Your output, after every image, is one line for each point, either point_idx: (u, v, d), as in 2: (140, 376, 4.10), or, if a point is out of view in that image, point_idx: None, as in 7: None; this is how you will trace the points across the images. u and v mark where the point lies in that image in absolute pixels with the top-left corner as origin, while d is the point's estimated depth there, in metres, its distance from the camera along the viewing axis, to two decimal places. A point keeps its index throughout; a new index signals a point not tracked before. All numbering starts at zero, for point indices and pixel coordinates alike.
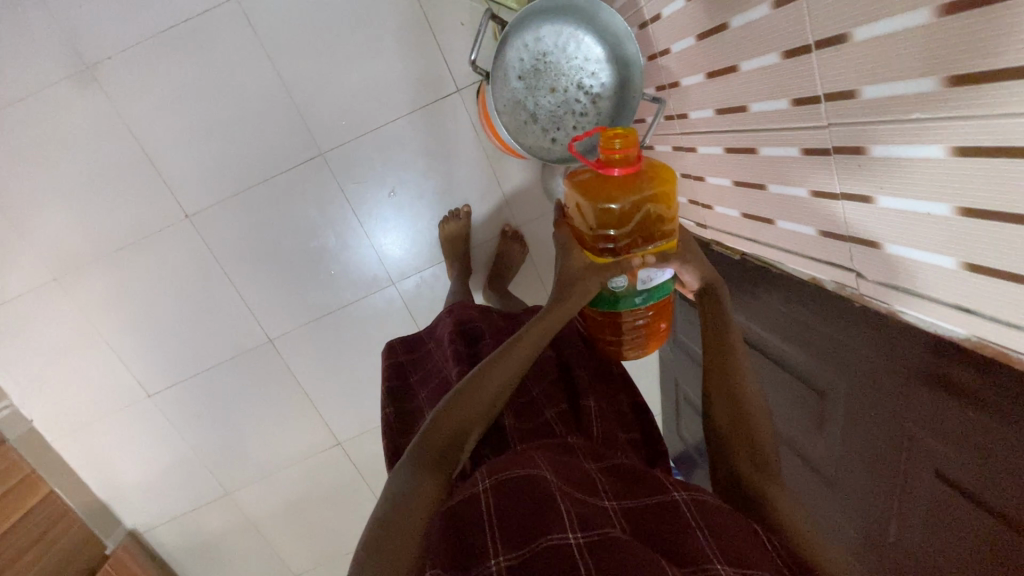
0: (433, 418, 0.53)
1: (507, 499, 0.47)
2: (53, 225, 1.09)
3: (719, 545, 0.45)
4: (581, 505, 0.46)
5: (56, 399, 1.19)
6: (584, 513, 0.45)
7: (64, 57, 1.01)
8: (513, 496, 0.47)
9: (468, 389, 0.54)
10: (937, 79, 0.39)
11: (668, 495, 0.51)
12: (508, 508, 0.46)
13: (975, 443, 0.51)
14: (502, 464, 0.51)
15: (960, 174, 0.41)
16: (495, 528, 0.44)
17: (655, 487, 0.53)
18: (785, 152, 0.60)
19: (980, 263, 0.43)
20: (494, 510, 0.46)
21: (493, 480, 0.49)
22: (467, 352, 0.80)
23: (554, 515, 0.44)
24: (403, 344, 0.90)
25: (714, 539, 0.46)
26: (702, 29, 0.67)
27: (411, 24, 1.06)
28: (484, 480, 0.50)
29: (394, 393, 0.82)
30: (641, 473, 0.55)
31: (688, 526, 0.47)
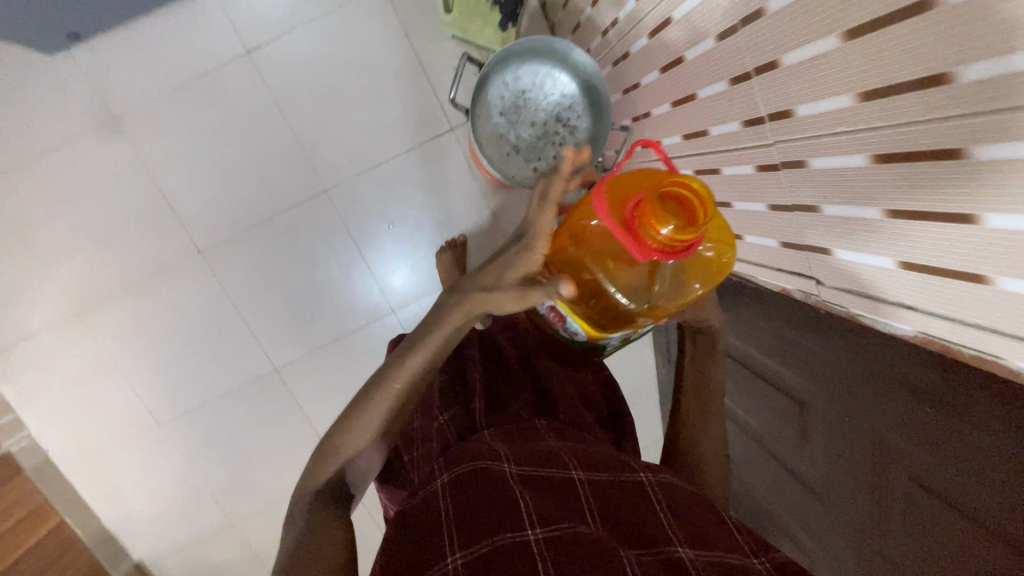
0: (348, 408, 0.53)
1: (467, 492, 0.49)
2: (76, 262, 1.17)
3: (682, 529, 0.51)
4: (541, 499, 0.48)
5: (72, 429, 1.24)
6: (545, 509, 0.47)
7: (94, 110, 1.11)
8: (471, 493, 0.49)
9: (383, 386, 0.52)
10: (852, 96, 0.44)
11: (634, 476, 0.55)
12: (468, 502, 0.48)
13: (939, 442, 0.52)
14: (459, 459, 0.53)
15: (882, 179, 0.45)
16: (454, 523, 0.47)
17: (622, 470, 0.56)
18: (742, 170, 0.64)
19: (912, 261, 0.46)
20: (453, 506, 0.48)
21: (448, 475, 0.52)
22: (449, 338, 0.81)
23: (514, 510, 0.46)
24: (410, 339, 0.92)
25: (677, 521, 0.51)
26: (663, 64, 0.73)
27: (407, 70, 1.15)
28: (442, 475, 0.52)
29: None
30: (605, 456, 0.58)
31: (654, 510, 0.52)
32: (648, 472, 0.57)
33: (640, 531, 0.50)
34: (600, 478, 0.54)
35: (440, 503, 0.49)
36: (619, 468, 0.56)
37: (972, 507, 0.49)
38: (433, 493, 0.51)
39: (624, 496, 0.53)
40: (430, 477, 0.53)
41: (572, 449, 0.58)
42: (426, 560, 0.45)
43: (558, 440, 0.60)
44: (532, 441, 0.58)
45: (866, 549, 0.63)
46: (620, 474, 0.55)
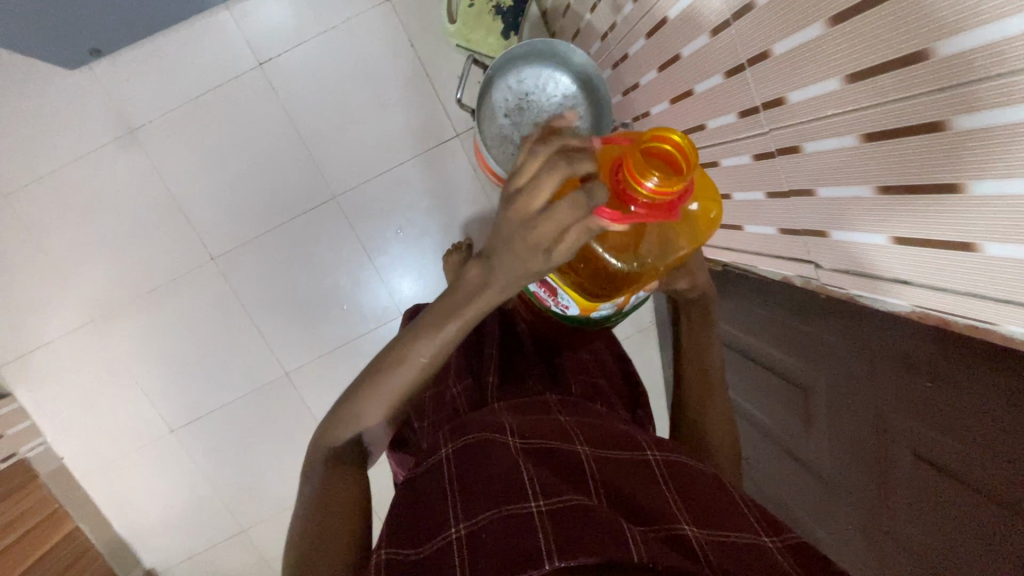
0: (351, 393, 0.52)
1: (471, 463, 0.50)
2: (93, 271, 1.20)
3: (688, 509, 0.50)
4: (546, 474, 0.48)
5: (87, 435, 1.26)
6: (549, 482, 0.47)
7: (112, 123, 1.15)
8: (476, 464, 0.49)
9: (387, 372, 0.49)
10: (840, 79, 0.46)
11: (643, 454, 0.55)
12: (472, 473, 0.49)
13: (940, 414, 0.52)
14: (465, 431, 0.54)
15: (872, 157, 0.47)
16: (457, 496, 0.48)
17: (630, 446, 0.56)
18: (740, 161, 0.67)
19: (906, 236, 0.47)
20: (457, 478, 0.49)
21: (453, 446, 0.53)
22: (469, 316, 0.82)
23: (519, 482, 0.46)
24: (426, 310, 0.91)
25: (683, 500, 0.51)
26: (660, 62, 0.75)
27: (413, 79, 1.19)
28: (447, 445, 0.54)
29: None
30: (614, 432, 0.58)
31: (660, 488, 0.51)
32: (655, 450, 0.56)
33: (645, 509, 0.49)
34: (607, 453, 0.54)
35: (444, 475, 0.50)
36: (627, 444, 0.56)
37: (974, 477, 0.50)
38: (437, 464, 0.52)
39: (631, 471, 0.52)
40: (435, 448, 0.55)
41: (579, 424, 0.58)
42: (431, 533, 0.46)
43: (566, 414, 0.60)
44: (539, 415, 0.58)
45: (874, 527, 0.64)
46: (628, 451, 0.55)
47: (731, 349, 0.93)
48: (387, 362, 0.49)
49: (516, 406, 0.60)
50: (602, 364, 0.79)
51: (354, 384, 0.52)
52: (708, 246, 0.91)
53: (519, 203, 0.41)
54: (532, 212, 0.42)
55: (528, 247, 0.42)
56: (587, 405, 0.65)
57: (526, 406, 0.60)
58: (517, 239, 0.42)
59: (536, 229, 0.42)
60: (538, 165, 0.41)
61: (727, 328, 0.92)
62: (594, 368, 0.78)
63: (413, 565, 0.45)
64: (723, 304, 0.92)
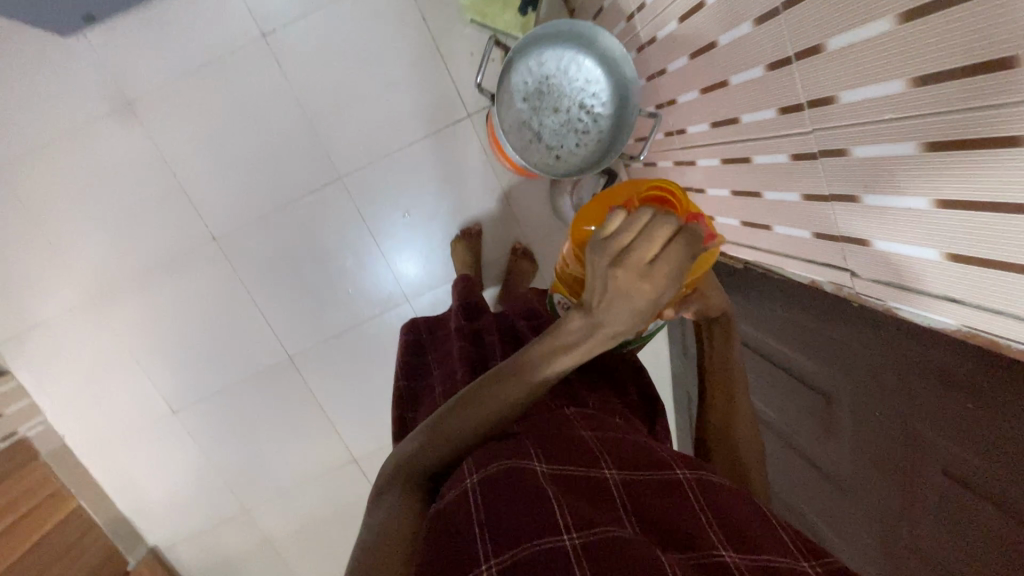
0: (435, 423, 0.54)
1: (497, 491, 0.47)
2: (90, 248, 1.16)
3: (724, 531, 0.49)
4: (576, 500, 0.48)
5: (87, 415, 1.24)
6: (578, 512, 0.46)
7: (107, 94, 1.10)
8: (505, 489, 0.47)
9: (469, 418, 0.53)
10: (904, 81, 0.42)
11: (670, 474, 0.55)
12: (500, 500, 0.46)
13: (978, 437, 0.51)
14: (493, 456, 0.51)
15: (932, 168, 0.43)
16: (484, 527, 0.45)
17: (655, 467, 0.55)
18: (775, 159, 0.63)
19: (965, 254, 0.44)
20: (483, 505, 0.46)
21: (482, 472, 0.50)
22: (471, 329, 0.80)
23: (547, 512, 0.45)
24: (426, 323, 0.88)
25: (716, 519, 0.50)
26: (693, 49, 0.71)
27: (424, 56, 1.13)
28: (472, 475, 0.50)
29: (410, 364, 0.80)
30: (639, 450, 0.58)
31: (692, 507, 0.51)
32: (685, 469, 0.56)
33: (680, 532, 0.49)
34: (636, 476, 0.53)
35: (469, 506, 0.47)
36: (652, 464, 0.56)
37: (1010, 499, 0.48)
38: (462, 492, 0.48)
39: (659, 494, 0.52)
40: (458, 475, 0.51)
41: (605, 446, 0.56)
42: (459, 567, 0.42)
43: (591, 433, 0.58)
44: (562, 431, 0.57)
45: (892, 539, 0.63)
46: (654, 471, 0.55)
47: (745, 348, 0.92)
48: (468, 408, 0.53)
49: (535, 429, 0.57)
50: (608, 374, 0.77)
51: (440, 412, 0.54)
52: (730, 243, 0.88)
53: (627, 265, 0.44)
54: (644, 262, 0.44)
55: (646, 296, 0.45)
56: (606, 421, 0.63)
57: (546, 423, 0.58)
58: (624, 300, 0.45)
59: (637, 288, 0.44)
60: (629, 230, 0.45)
61: (744, 327, 0.90)
62: (603, 375, 0.76)
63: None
64: (743, 303, 0.91)
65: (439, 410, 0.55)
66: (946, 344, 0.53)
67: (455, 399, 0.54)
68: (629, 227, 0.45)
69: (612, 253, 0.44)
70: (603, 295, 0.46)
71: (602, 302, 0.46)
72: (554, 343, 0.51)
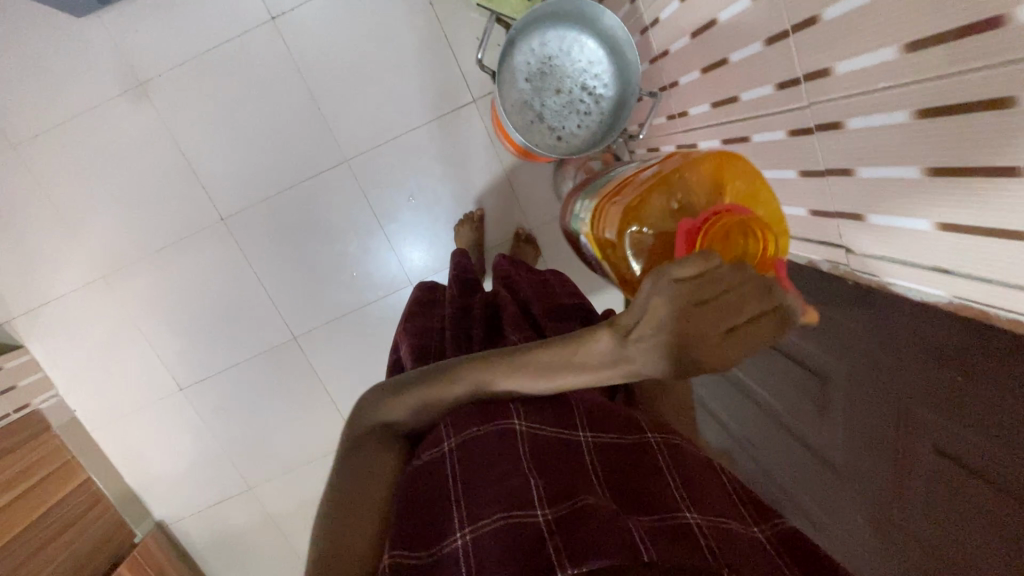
0: (406, 395, 0.54)
1: (475, 461, 0.49)
2: (103, 226, 1.19)
3: (691, 497, 0.50)
4: (549, 467, 0.49)
5: (98, 390, 1.28)
6: (553, 486, 0.47)
7: (121, 74, 1.12)
8: (484, 456, 0.49)
9: (439, 387, 0.54)
10: (898, 47, 0.43)
11: (642, 437, 0.56)
12: (480, 465, 0.49)
13: (975, 416, 0.50)
14: (467, 420, 0.53)
15: (925, 134, 0.43)
16: (464, 501, 0.47)
17: (630, 430, 0.56)
18: (772, 136, 0.63)
19: (954, 223, 0.44)
20: (460, 470, 0.49)
21: (458, 440, 0.51)
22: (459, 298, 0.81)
23: (520, 486, 0.46)
24: (427, 294, 0.90)
25: (684, 484, 0.51)
26: (694, 28, 0.71)
27: (431, 40, 1.14)
28: (449, 439, 0.52)
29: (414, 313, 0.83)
30: (613, 408, 0.58)
31: (662, 473, 0.52)
32: (656, 434, 0.57)
33: (647, 495, 0.50)
34: (609, 440, 0.54)
35: (447, 474, 0.49)
36: (626, 426, 0.57)
37: (1001, 480, 0.48)
38: (438, 454, 0.51)
39: (631, 460, 0.53)
40: (435, 438, 0.53)
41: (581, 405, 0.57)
42: (434, 528, 0.46)
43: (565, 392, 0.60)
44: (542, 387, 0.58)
45: (883, 520, 0.63)
46: (626, 435, 0.55)
47: None
48: (440, 380, 0.54)
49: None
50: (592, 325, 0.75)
51: (410, 384, 0.55)
52: None
53: (687, 321, 0.43)
54: (702, 330, 0.44)
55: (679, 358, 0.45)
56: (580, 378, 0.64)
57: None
58: (669, 345, 0.45)
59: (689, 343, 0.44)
60: (703, 280, 0.44)
61: None
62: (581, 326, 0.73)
63: (421, 566, 0.44)
64: None
65: (406, 380, 0.55)
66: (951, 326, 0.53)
67: (426, 374, 0.55)
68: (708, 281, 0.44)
69: (685, 301, 0.43)
70: (656, 336, 0.45)
71: (647, 340, 0.46)
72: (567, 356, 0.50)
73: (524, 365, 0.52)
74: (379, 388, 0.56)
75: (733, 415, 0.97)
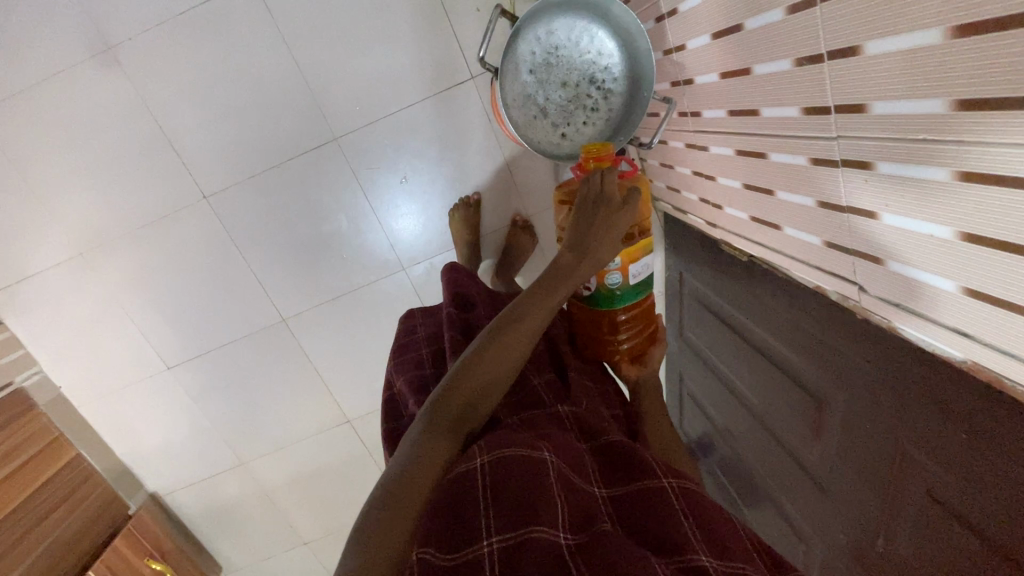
0: (453, 378, 0.60)
1: (502, 475, 0.50)
2: (78, 203, 1.13)
3: (705, 539, 0.50)
4: (573, 499, 0.50)
5: (83, 367, 1.25)
6: (578, 517, 0.49)
7: (86, 37, 1.02)
8: (509, 477, 0.50)
9: (486, 355, 0.61)
10: (947, 101, 0.38)
11: (657, 480, 0.57)
12: (504, 489, 0.49)
13: (971, 466, 0.49)
14: (499, 441, 0.55)
15: (965, 199, 0.40)
16: (490, 508, 0.48)
17: (645, 474, 0.58)
18: (794, 160, 0.59)
19: (983, 291, 0.42)
20: (490, 488, 0.50)
21: (491, 455, 0.53)
22: (459, 317, 0.78)
23: (547, 507, 0.47)
24: (422, 312, 0.87)
25: (699, 526, 0.52)
26: (716, 29, 0.65)
27: (426, 8, 1.04)
28: (482, 454, 0.53)
29: (401, 349, 0.80)
30: (633, 458, 0.61)
31: (675, 514, 0.53)
32: (672, 478, 0.57)
33: (662, 539, 0.51)
34: (622, 490, 0.58)
35: (477, 485, 0.50)
36: (642, 472, 0.58)
37: (982, 525, 0.49)
38: (471, 468, 0.52)
39: (645, 504, 0.55)
40: (467, 455, 0.55)
41: (599, 460, 0.63)
42: (461, 543, 0.46)
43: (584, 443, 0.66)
44: (564, 436, 0.61)
45: (868, 545, 0.65)
46: (641, 481, 0.57)
47: (734, 332, 0.91)
48: (482, 352, 0.61)
49: (530, 421, 0.67)
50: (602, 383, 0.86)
51: (457, 368, 0.61)
52: (735, 234, 0.85)
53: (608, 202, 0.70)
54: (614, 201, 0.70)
55: (614, 228, 0.70)
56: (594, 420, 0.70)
57: (542, 423, 0.66)
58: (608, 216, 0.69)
59: (617, 225, 0.70)
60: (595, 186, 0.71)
61: (742, 317, 0.87)
62: (587, 378, 0.83)
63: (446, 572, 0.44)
64: (739, 293, 0.88)
65: (450, 373, 0.61)
66: (942, 370, 0.52)
67: (464, 359, 0.61)
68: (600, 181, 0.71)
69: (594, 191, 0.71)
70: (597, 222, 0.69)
71: (598, 234, 0.69)
72: (553, 271, 0.68)
73: (537, 304, 0.66)
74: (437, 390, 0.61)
75: (726, 424, 1.01)
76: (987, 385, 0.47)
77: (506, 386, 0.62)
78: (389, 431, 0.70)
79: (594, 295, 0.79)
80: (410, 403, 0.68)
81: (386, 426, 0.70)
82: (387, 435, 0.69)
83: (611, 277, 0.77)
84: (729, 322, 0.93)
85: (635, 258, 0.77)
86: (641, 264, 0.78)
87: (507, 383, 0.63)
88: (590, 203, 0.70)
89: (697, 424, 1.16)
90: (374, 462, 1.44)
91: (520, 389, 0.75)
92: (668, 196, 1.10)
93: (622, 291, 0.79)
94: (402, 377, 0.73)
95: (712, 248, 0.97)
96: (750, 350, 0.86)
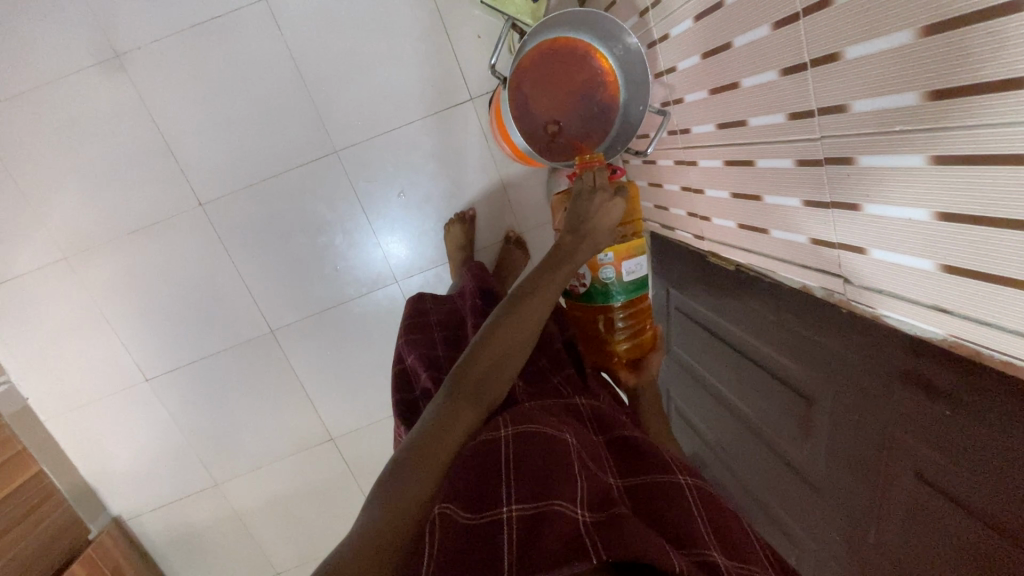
0: (469, 354, 0.62)
1: (522, 454, 0.54)
2: (67, 206, 1.11)
3: (718, 537, 0.54)
4: (591, 481, 0.54)
5: (55, 378, 1.20)
6: (594, 499, 0.51)
7: (95, 45, 1.05)
8: (530, 457, 0.54)
9: (502, 330, 0.63)
10: (920, 93, 0.43)
11: (672, 476, 0.61)
12: (524, 467, 0.53)
13: (953, 445, 0.53)
14: (524, 419, 0.59)
15: (940, 179, 0.45)
16: (512, 481, 0.52)
17: (659, 471, 0.62)
18: (779, 164, 0.65)
19: (957, 265, 0.47)
20: (509, 463, 0.54)
21: (512, 430, 0.58)
22: (480, 307, 0.80)
23: (564, 485, 0.51)
24: (432, 295, 0.88)
25: (710, 523, 0.56)
26: (706, 49, 0.71)
27: (429, 32, 1.10)
28: (505, 428, 0.58)
29: (412, 327, 0.80)
30: (647, 453, 0.64)
31: (688, 508, 0.57)
32: (685, 475, 0.61)
33: (678, 531, 0.54)
34: (637, 481, 0.61)
35: (499, 452, 0.55)
36: (657, 469, 0.62)
37: (963, 495, 0.52)
38: (495, 438, 0.57)
39: (660, 497, 0.58)
40: (490, 426, 0.59)
41: (614, 452, 0.66)
42: (482, 508, 0.50)
43: (598, 434, 0.69)
44: (580, 427, 0.66)
45: (860, 541, 0.67)
46: (656, 474, 0.61)
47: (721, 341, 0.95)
48: (496, 330, 0.63)
49: (545, 404, 0.69)
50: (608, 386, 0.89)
51: (473, 342, 0.63)
52: (724, 245, 0.90)
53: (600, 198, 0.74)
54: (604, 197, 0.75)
55: (608, 220, 0.73)
56: (612, 415, 0.72)
57: (558, 408, 0.68)
58: (602, 209, 0.73)
59: (611, 216, 0.74)
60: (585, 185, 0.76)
61: (730, 327, 0.91)
62: (591, 378, 0.84)
63: (466, 530, 0.48)
64: (726, 303, 0.92)
65: (468, 347, 0.63)
66: (925, 350, 0.55)
67: (481, 334, 0.63)
68: (590, 181, 0.76)
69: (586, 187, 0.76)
70: (589, 214, 0.73)
71: (595, 225, 0.73)
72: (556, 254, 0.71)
73: (545, 285, 0.67)
74: (457, 364, 0.62)
75: (717, 441, 1.02)
76: (969, 360, 0.51)
77: (523, 362, 0.64)
78: (398, 404, 0.71)
79: (591, 290, 0.82)
80: (422, 377, 0.69)
81: (396, 398, 0.71)
82: (397, 408, 0.70)
83: (606, 272, 0.80)
84: (716, 333, 0.97)
85: (629, 256, 0.80)
86: (636, 261, 0.82)
87: (523, 357, 0.64)
88: (584, 197, 0.75)
89: (685, 440, 1.17)
90: (355, 484, 1.39)
91: (537, 381, 0.77)
92: (657, 215, 1.16)
93: (618, 286, 0.82)
94: (413, 353, 0.73)
95: (700, 260, 1.01)
96: (737, 356, 0.89)
